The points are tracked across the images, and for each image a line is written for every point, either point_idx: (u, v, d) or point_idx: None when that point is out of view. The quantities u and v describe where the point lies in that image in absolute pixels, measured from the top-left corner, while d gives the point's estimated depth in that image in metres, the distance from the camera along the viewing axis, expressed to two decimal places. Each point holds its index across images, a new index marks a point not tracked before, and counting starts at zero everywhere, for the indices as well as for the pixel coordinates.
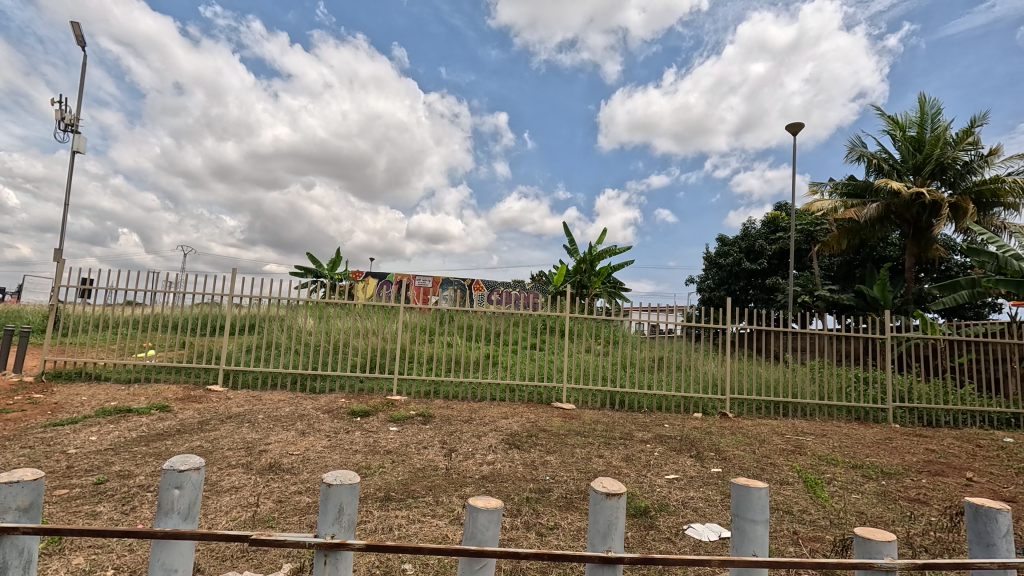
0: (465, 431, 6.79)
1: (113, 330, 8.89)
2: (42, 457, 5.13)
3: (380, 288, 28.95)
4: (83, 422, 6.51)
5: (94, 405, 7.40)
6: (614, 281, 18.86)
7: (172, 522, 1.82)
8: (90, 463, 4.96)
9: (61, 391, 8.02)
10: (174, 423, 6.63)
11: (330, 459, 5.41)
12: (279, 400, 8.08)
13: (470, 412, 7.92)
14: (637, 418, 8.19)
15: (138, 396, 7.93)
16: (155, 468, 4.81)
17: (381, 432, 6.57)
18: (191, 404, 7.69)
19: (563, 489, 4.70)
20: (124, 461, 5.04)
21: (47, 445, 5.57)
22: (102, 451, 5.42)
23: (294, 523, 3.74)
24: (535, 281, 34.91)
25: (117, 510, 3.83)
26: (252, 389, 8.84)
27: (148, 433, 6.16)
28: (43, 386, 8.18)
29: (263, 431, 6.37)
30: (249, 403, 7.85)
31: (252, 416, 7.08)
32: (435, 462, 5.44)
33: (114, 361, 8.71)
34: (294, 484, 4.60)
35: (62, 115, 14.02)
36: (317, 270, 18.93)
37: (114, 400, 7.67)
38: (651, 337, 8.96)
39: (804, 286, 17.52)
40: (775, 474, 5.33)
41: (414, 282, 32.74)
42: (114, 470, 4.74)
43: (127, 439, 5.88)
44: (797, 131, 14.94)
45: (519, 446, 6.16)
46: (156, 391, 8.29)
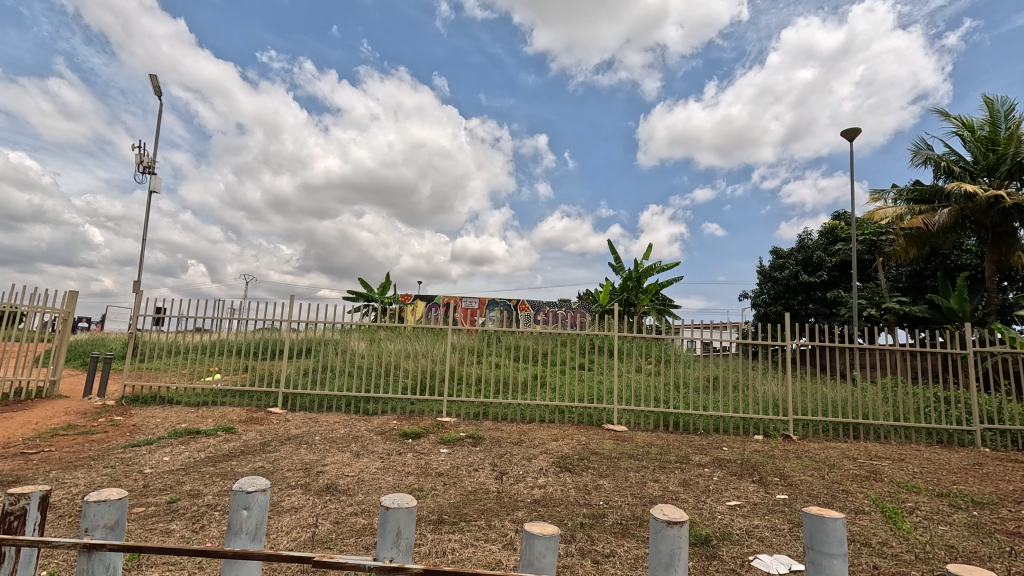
0: (515, 453, 6.74)
1: (183, 355, 9.49)
2: (122, 476, 5.49)
3: (427, 310, 29.94)
4: (157, 443, 6.94)
5: (167, 427, 7.87)
6: (663, 297, 18.42)
7: (241, 542, 1.88)
8: (164, 482, 5.26)
9: (138, 413, 8.61)
10: (238, 444, 6.96)
11: (384, 481, 5.49)
12: (335, 422, 8.31)
13: (520, 434, 7.88)
14: (693, 441, 7.88)
15: (205, 418, 8.38)
16: (222, 488, 5.04)
17: (433, 454, 6.63)
18: (254, 425, 8.06)
19: (618, 515, 4.56)
20: (194, 481, 5.31)
21: (126, 464, 5.96)
22: (175, 470, 5.75)
23: (351, 545, 3.79)
24: (582, 300, 34.74)
25: (188, 529, 4.02)
26: (309, 411, 9.14)
27: (216, 453, 6.50)
28: (123, 409, 8.82)
29: (321, 452, 6.57)
30: (307, 425, 8.12)
31: (309, 438, 7.32)
32: (486, 485, 5.41)
33: (185, 385, 9.26)
34: (350, 505, 4.69)
35: (141, 159, 15.39)
36: (368, 295, 19.54)
37: (185, 422, 8.14)
38: (705, 355, 8.65)
39: (869, 299, 16.45)
40: (848, 502, 4.96)
41: (461, 303, 33.29)
42: (185, 490, 4.99)
43: (197, 459, 6.22)
44: (853, 137, 14.28)
45: (571, 469, 6.05)
46: (222, 413, 8.75)
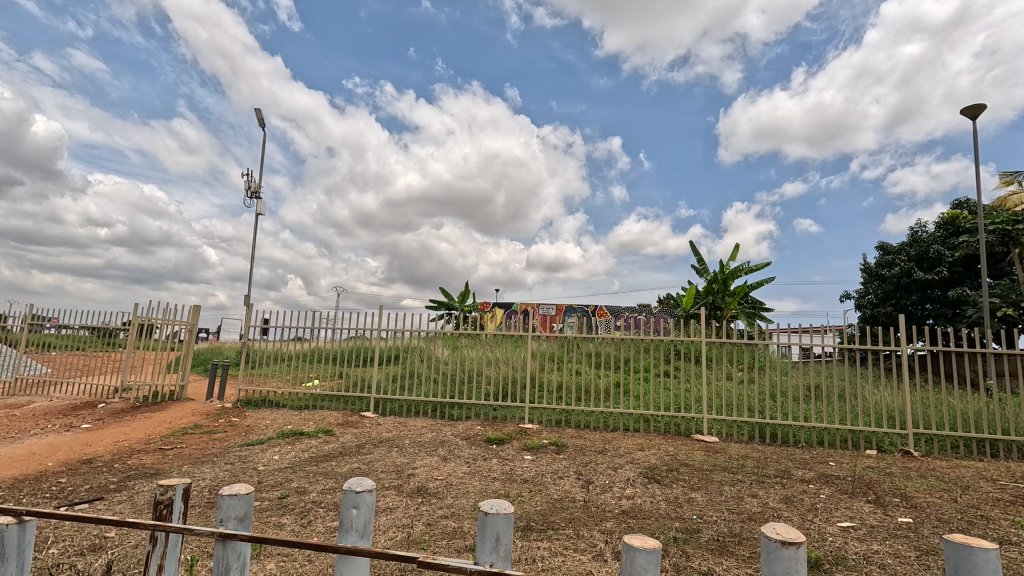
0: (600, 462, 6.61)
1: (287, 362, 10.35)
2: (241, 472, 6.08)
3: (506, 317, 30.37)
4: (268, 443, 7.60)
5: (275, 428, 8.61)
6: (753, 300, 17.32)
7: (352, 539, 2.00)
8: (275, 479, 5.75)
9: (251, 415, 9.51)
10: (337, 445, 7.45)
11: (471, 485, 5.61)
12: (422, 426, 8.64)
13: (604, 443, 7.72)
14: (794, 454, 7.28)
15: (307, 421, 9.06)
16: (325, 487, 5.41)
17: (517, 461, 6.67)
18: (349, 428, 8.59)
19: (714, 531, 4.31)
20: (300, 479, 5.76)
21: (242, 462, 6.59)
22: (284, 468, 6.28)
23: (443, 547, 3.90)
24: (663, 304, 33.54)
25: (298, 523, 4.35)
26: (398, 416, 9.58)
27: (318, 454, 7.00)
28: (238, 411, 9.77)
29: (411, 455, 6.86)
30: (397, 429, 8.52)
31: (400, 441, 7.67)
32: (572, 494, 5.35)
33: (289, 389, 10.08)
34: (440, 508, 4.84)
35: (249, 185, 17.08)
36: (450, 303, 20.18)
37: (290, 424, 8.85)
38: (803, 362, 7.98)
39: (1004, 297, 14.27)
40: (990, 530, 4.33)
41: (538, 310, 33.41)
42: (293, 486, 5.42)
43: (302, 459, 6.74)
44: (976, 114, 12.63)
45: (660, 480, 5.82)
46: (322, 416, 9.41)
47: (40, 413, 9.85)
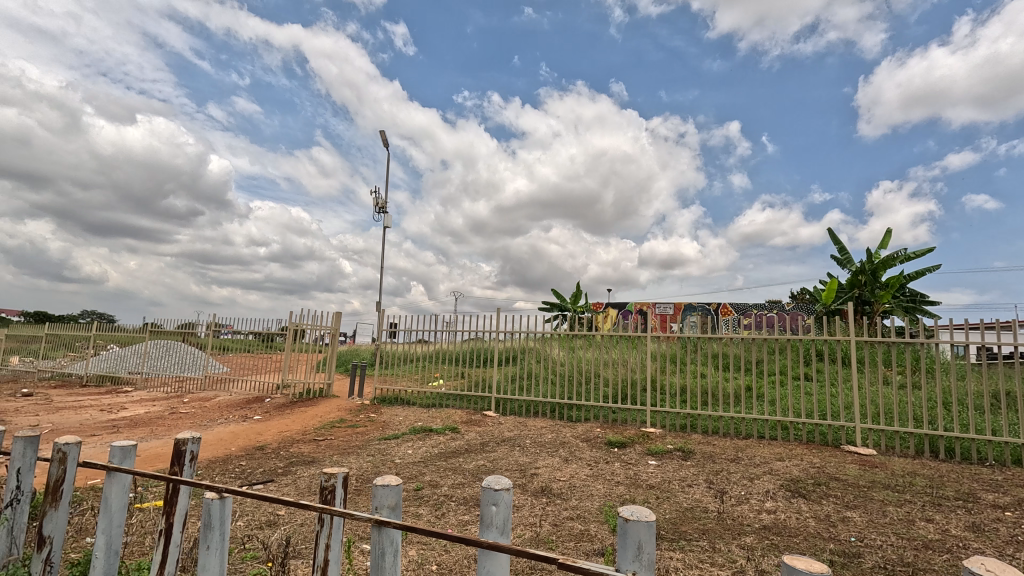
0: (733, 471, 6.14)
1: (415, 363, 11.13)
2: (381, 464, 6.66)
3: (620, 318, 29.65)
4: (402, 438, 8.24)
5: (408, 424, 9.31)
6: (913, 292, 14.94)
7: (492, 535, 2.07)
8: (410, 472, 6.21)
9: (387, 411, 10.39)
10: (463, 442, 7.84)
11: (595, 488, 5.54)
12: (542, 427, 8.76)
13: (736, 450, 7.16)
14: (980, 473, 6.12)
15: (435, 418, 9.66)
16: (455, 481, 5.72)
17: (641, 465, 6.46)
18: (473, 426, 8.99)
19: (878, 558, 3.77)
20: (432, 473, 6.15)
21: (382, 454, 7.22)
22: (417, 462, 6.75)
23: (571, 549, 3.89)
24: (797, 301, 30.36)
25: (433, 514, 4.65)
26: (518, 415, 9.81)
27: (446, 450, 7.42)
28: (376, 407, 10.73)
29: (533, 455, 6.98)
30: (518, 428, 8.73)
31: (521, 441, 7.84)
32: (704, 504, 5.03)
33: (417, 388, 10.83)
34: (566, 510, 4.84)
35: (377, 201, 18.71)
36: (562, 305, 20.21)
37: (420, 421, 9.51)
38: (986, 365, 6.69)
39: None
40: None
41: (654, 309, 32.13)
42: (427, 480, 5.81)
43: (432, 454, 7.20)
44: None
45: (805, 495, 5.25)
46: (448, 414, 9.97)
47: (222, 406, 11.69)
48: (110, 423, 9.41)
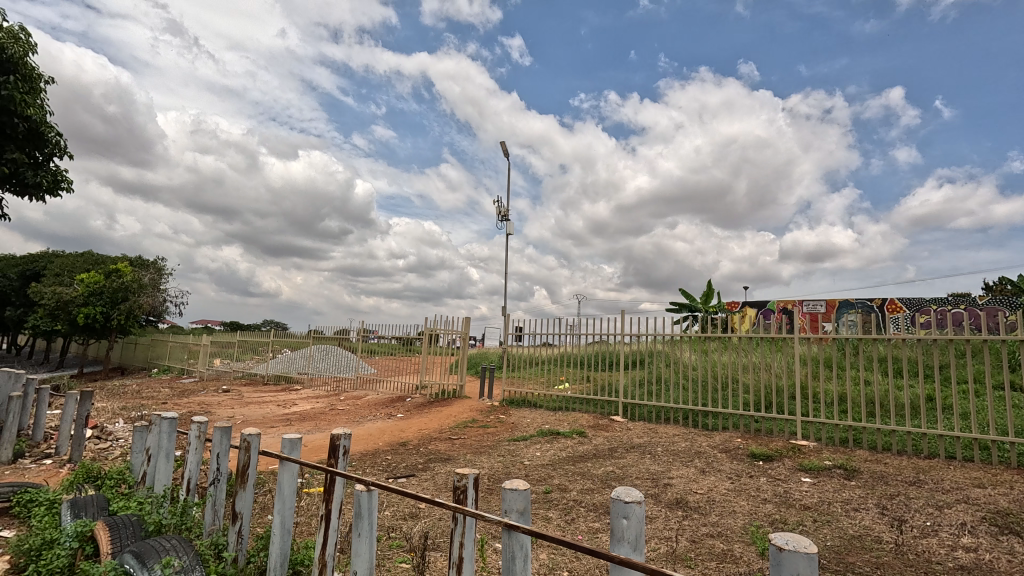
0: (913, 496, 5.19)
1: (540, 366, 11.27)
2: (511, 465, 6.83)
3: (760, 317, 27.04)
4: (531, 440, 8.38)
5: (536, 426, 9.44)
6: None
7: (624, 550, 1.96)
8: (539, 474, 6.27)
9: (515, 413, 10.66)
10: (591, 447, 7.72)
11: (738, 505, 5.06)
12: (675, 435, 8.28)
13: (916, 472, 6.05)
14: None
15: (562, 421, 9.66)
16: (584, 487, 5.64)
17: (792, 482, 5.77)
18: (601, 431, 8.81)
19: None
20: (561, 476, 6.14)
21: (511, 455, 7.41)
22: (546, 465, 6.79)
23: (712, 570, 3.59)
24: (995, 293, 24.99)
25: (563, 519, 4.62)
26: (648, 421, 9.40)
27: (574, 454, 7.37)
28: (505, 409, 11.07)
29: (665, 464, 6.61)
30: (648, 435, 8.37)
31: (652, 448, 7.49)
32: (876, 533, 4.31)
33: (544, 391, 10.94)
34: (705, 526, 4.48)
35: (500, 210, 19.42)
36: (692, 305, 19.02)
37: (548, 423, 9.59)
38: None
39: None
40: None
41: (801, 307, 28.78)
42: (556, 483, 5.81)
43: (560, 457, 7.20)
44: None
45: (1020, 533, 4.23)
46: (575, 417, 9.91)
47: (372, 403, 12.97)
48: (285, 417, 10.97)
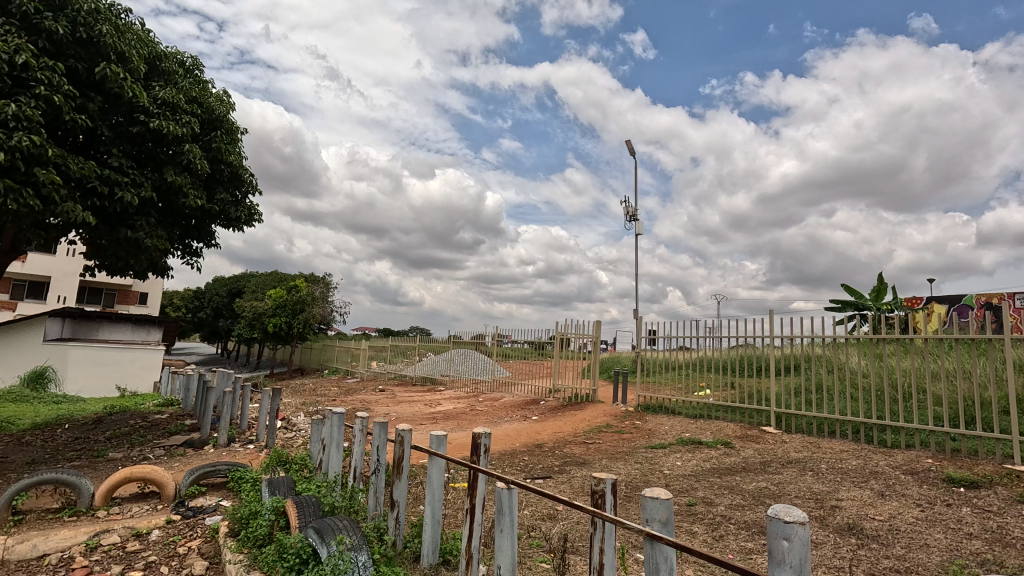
0: None
1: (677, 371, 10.69)
2: (650, 473, 6.56)
3: (951, 315, 22.57)
4: (670, 448, 7.98)
5: (675, 434, 8.96)
6: None
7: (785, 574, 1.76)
8: (681, 485, 5.94)
9: (652, 420, 10.24)
10: (739, 459, 7.10)
11: (933, 538, 4.24)
12: (842, 450, 7.25)
13: None
14: None
15: (705, 430, 9.04)
16: (732, 502, 5.20)
17: (1009, 517, 4.68)
18: (750, 443, 8.06)
19: None
20: (705, 489, 5.74)
21: (650, 463, 7.12)
22: (688, 475, 6.40)
23: None
24: None
25: (710, 535, 4.31)
26: (807, 434, 8.37)
27: (720, 465, 6.85)
28: (641, 414, 10.70)
29: (832, 484, 5.81)
30: (808, 450, 7.45)
31: (814, 465, 6.65)
32: None
33: (683, 398, 10.35)
34: (888, 559, 3.84)
35: (628, 210, 18.92)
36: (858, 302, 16.55)
37: (688, 432, 9.05)
38: None
39: None
40: None
41: (1011, 301, 23.40)
42: (700, 496, 5.45)
43: (704, 469, 6.73)
44: None
45: None
46: (719, 426, 9.20)
47: (508, 405, 13.46)
48: (432, 415, 11.88)
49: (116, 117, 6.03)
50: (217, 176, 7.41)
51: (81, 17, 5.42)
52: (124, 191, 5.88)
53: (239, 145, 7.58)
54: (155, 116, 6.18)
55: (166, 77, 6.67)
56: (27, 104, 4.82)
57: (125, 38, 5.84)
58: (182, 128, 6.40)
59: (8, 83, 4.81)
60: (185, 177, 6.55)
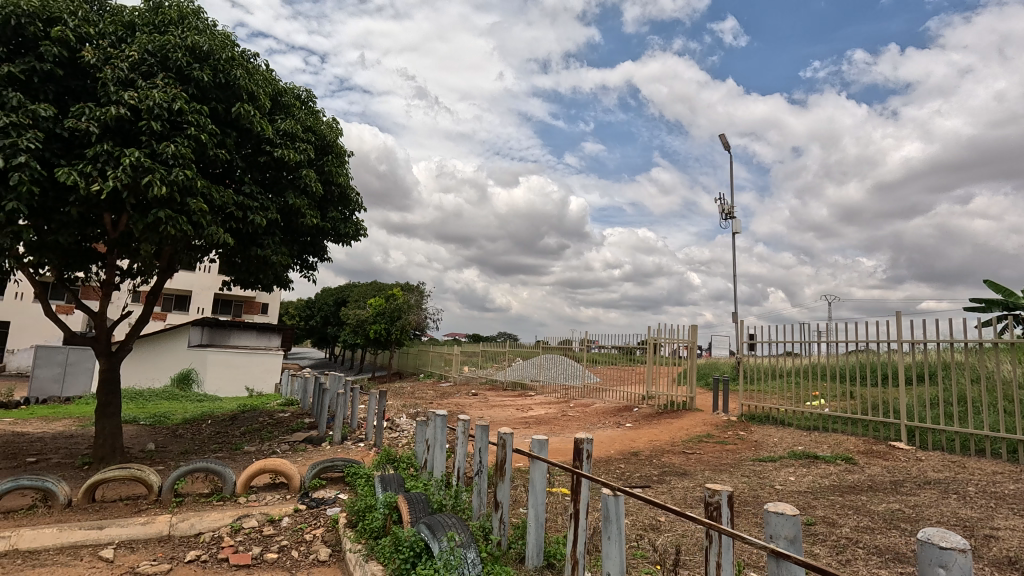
0: None
1: (786, 378, 9.90)
2: (759, 487, 6.14)
3: None
4: (781, 462, 7.41)
5: (786, 447, 8.31)
6: None
7: None
8: (797, 502, 5.50)
9: (757, 430, 9.57)
10: (864, 477, 6.42)
11: None
12: (995, 472, 6.30)
13: None
14: None
15: (821, 444, 8.28)
16: (860, 524, 4.72)
17: None
18: (877, 459, 7.26)
19: None
20: (825, 508, 5.27)
21: (758, 477, 6.66)
22: (803, 492, 5.91)
23: None
24: None
25: (834, 558, 3.96)
26: (948, 452, 7.38)
27: (841, 483, 6.24)
28: (744, 425, 10.04)
29: (984, 510, 5.07)
30: (950, 470, 6.56)
31: (959, 487, 5.84)
32: None
33: (793, 408, 9.57)
34: None
35: (722, 207, 17.95)
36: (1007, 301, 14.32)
37: (801, 445, 8.34)
38: None
39: None
40: None
41: None
42: (819, 515, 5.02)
43: (822, 485, 6.18)
44: None
45: None
46: (837, 440, 8.39)
47: (600, 412, 13.26)
48: (524, 420, 12.04)
49: (248, 149, 6.85)
50: (329, 196, 8.15)
51: (221, 64, 6.22)
52: (255, 215, 6.65)
53: (347, 167, 8.25)
54: (279, 146, 6.93)
55: (286, 110, 7.45)
56: (182, 144, 5.64)
57: (254, 79, 6.62)
58: (300, 155, 7.11)
59: (167, 127, 5.65)
60: (303, 199, 7.26)
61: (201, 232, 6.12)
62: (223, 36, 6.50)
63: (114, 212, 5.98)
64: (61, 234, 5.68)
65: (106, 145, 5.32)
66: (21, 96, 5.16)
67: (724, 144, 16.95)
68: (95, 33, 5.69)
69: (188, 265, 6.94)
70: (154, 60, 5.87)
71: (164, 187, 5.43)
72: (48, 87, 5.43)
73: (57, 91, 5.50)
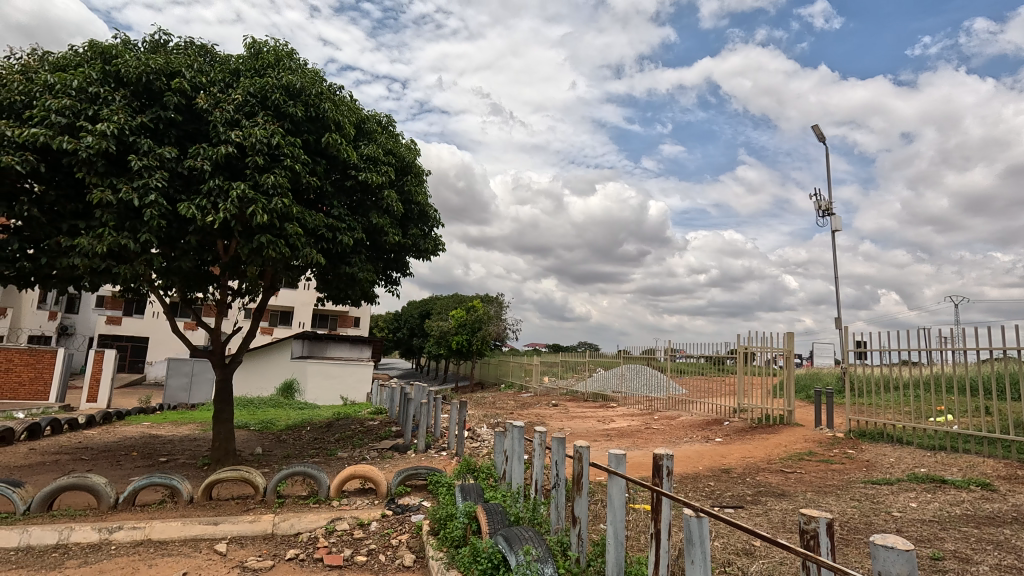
0: None
1: (902, 391, 8.81)
2: (871, 513, 5.49)
3: None
4: (899, 485, 6.59)
5: (904, 469, 7.39)
6: None
7: None
8: (920, 533, 4.85)
9: (869, 449, 8.59)
10: (1007, 507, 5.52)
11: None
12: None
13: None
14: None
15: (950, 466, 7.27)
16: (1003, 562, 4.06)
17: None
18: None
19: None
20: (957, 541, 4.60)
21: (871, 501, 5.95)
22: (928, 521, 5.20)
23: None
24: None
25: None
26: None
27: (976, 513, 5.41)
28: (853, 442, 9.05)
29: None
30: None
31: None
32: None
33: (911, 424, 8.50)
34: None
35: (818, 205, 16.58)
36: None
37: (924, 467, 7.37)
38: None
39: None
40: None
41: None
42: (949, 549, 4.39)
43: (951, 515, 5.40)
44: None
45: None
46: (970, 462, 7.32)
47: (686, 425, 12.60)
48: (606, 432, 11.74)
49: (336, 175, 7.38)
50: (410, 215, 8.55)
51: (311, 99, 6.79)
52: (344, 235, 7.14)
53: (425, 186, 8.64)
54: (363, 170, 7.40)
55: (369, 136, 7.94)
56: (280, 175, 6.20)
57: (340, 110, 7.14)
58: (382, 177, 7.55)
59: (267, 160, 6.25)
60: (386, 218, 7.69)
61: (297, 253, 6.68)
62: (313, 73, 7.09)
63: (225, 238, 6.68)
64: (183, 261, 6.43)
65: (218, 180, 5.98)
66: (150, 142, 5.94)
67: (817, 136, 15.65)
68: (207, 81, 6.43)
69: (287, 284, 7.57)
70: (255, 101, 6.51)
71: (266, 215, 6.00)
72: (171, 132, 6.21)
73: (177, 134, 6.26)
